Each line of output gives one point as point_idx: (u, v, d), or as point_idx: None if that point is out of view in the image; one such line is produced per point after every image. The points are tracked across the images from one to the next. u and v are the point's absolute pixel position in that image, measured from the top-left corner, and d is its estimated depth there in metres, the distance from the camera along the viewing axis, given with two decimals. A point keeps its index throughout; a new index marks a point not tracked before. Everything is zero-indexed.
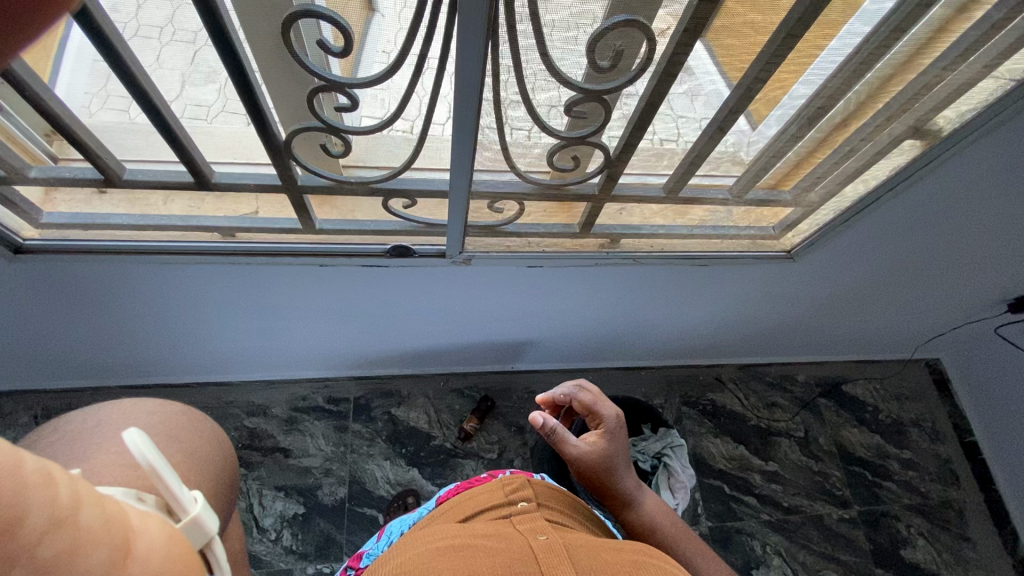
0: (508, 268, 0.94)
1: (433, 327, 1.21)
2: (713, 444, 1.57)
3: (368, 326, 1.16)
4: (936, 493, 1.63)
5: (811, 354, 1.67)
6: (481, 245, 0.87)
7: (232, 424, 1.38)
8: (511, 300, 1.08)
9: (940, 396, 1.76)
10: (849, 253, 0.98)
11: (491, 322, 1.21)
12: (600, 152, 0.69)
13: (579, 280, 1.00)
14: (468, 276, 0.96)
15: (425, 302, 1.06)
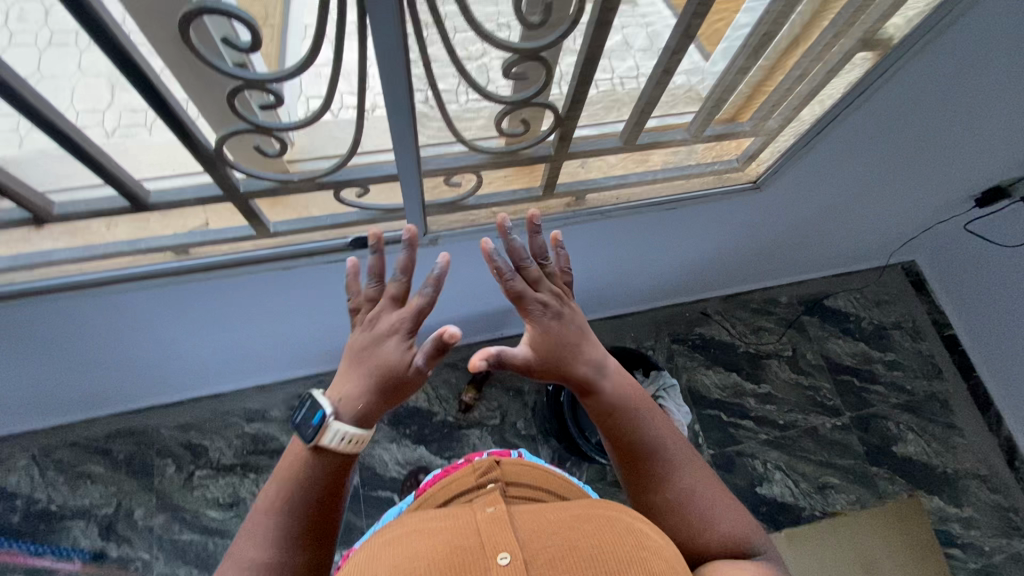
0: (475, 242, 0.92)
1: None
2: (706, 375, 1.61)
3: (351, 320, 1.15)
4: (921, 388, 1.70)
5: (791, 274, 1.69)
6: (445, 223, 0.85)
7: (233, 433, 1.38)
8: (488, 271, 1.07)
9: (918, 296, 1.81)
10: (814, 174, 0.97)
11: (473, 294, 1.20)
12: (549, 112, 0.66)
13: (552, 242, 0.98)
14: (439, 255, 0.94)
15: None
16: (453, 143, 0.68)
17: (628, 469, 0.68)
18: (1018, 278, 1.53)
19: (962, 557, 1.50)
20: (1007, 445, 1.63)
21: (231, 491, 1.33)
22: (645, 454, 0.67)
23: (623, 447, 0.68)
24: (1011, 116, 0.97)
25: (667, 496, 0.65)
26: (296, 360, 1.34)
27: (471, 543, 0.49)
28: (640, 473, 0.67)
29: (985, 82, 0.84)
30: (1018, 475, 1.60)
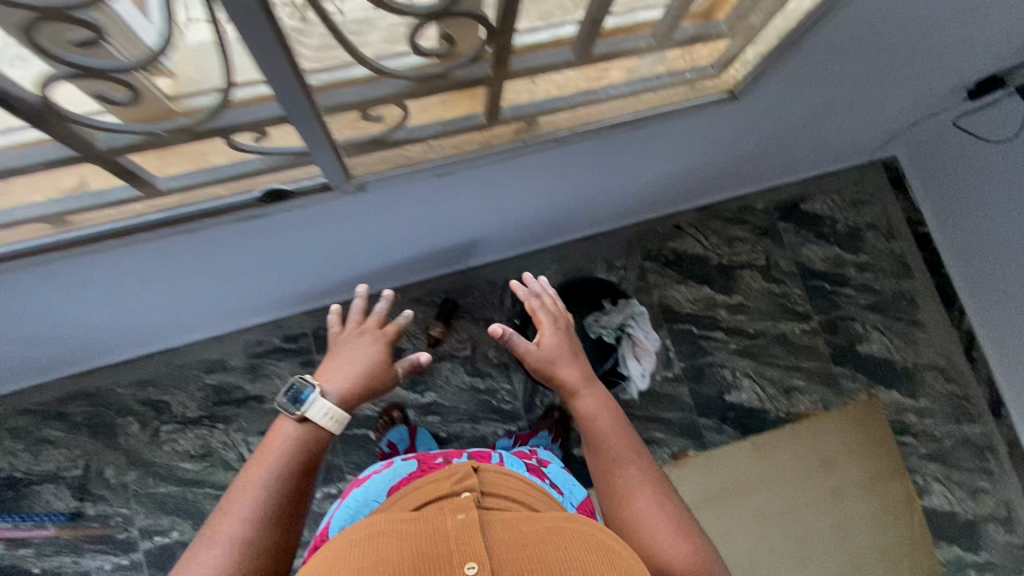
0: (410, 185, 0.78)
1: (366, 254, 1.10)
2: (679, 291, 1.58)
3: (297, 270, 1.06)
4: (890, 287, 1.71)
5: (769, 180, 1.62)
6: (373, 165, 0.72)
7: (194, 386, 1.33)
8: (437, 212, 0.96)
9: (896, 195, 1.76)
10: (798, 78, 0.86)
11: (427, 236, 1.09)
12: (478, 27, 0.54)
13: (503, 174, 0.86)
14: (374, 200, 0.81)
15: (339, 234, 0.92)
16: (354, 66, 0.55)
17: (610, 474, 0.74)
18: (996, 173, 1.48)
19: (912, 443, 1.61)
20: (966, 337, 1.69)
21: (202, 443, 1.31)
22: (628, 462, 0.74)
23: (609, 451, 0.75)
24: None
25: (641, 503, 0.70)
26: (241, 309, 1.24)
27: (431, 551, 0.46)
28: (619, 477, 0.73)
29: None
30: (973, 364, 1.68)
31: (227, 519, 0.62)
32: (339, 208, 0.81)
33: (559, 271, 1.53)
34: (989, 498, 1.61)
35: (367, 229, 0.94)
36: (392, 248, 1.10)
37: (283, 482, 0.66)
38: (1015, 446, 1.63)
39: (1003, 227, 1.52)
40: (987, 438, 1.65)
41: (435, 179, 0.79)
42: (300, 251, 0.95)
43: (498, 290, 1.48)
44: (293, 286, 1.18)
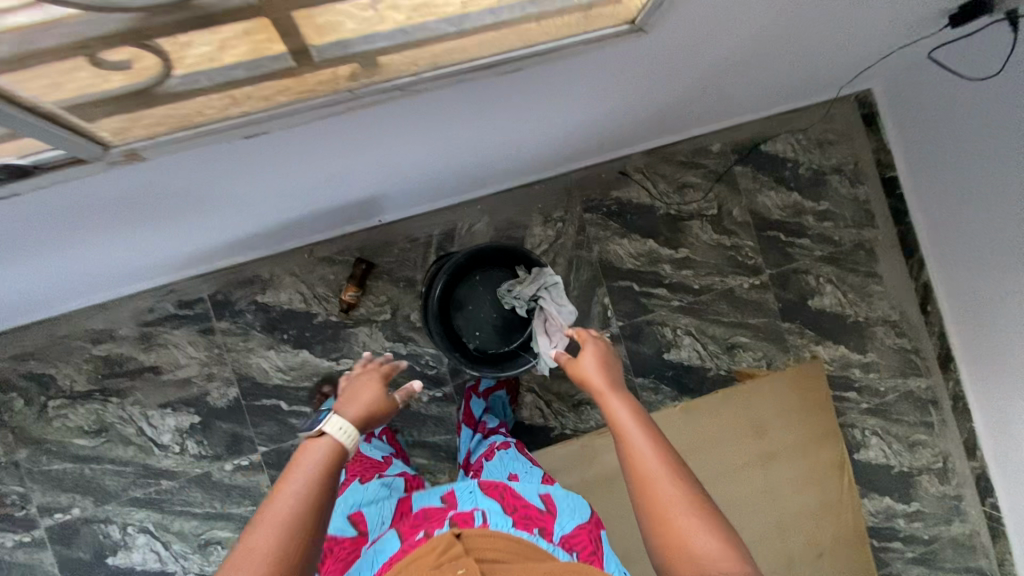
0: (223, 147, 0.62)
1: (234, 218, 0.94)
2: (620, 245, 1.46)
3: (148, 237, 0.90)
4: (850, 238, 1.60)
5: (726, 117, 1.44)
6: (144, 128, 0.55)
7: (80, 358, 1.22)
8: (296, 176, 0.80)
9: (866, 134, 1.61)
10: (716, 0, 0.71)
11: (303, 195, 0.93)
12: None
13: (345, 130, 0.68)
14: (189, 167, 0.65)
15: (172, 201, 0.76)
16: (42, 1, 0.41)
17: (645, 479, 0.72)
18: (972, 107, 1.35)
19: (854, 399, 1.58)
20: (924, 290, 1.61)
21: (96, 418, 1.22)
22: (666, 476, 0.72)
23: (647, 466, 0.73)
24: None
25: (681, 518, 0.69)
26: (108, 279, 1.08)
27: None
28: (660, 493, 0.71)
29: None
30: (927, 318, 1.62)
31: (271, 523, 0.63)
32: (146, 177, 0.65)
33: (489, 224, 1.38)
34: (923, 449, 1.62)
35: (209, 195, 0.78)
36: (263, 209, 0.94)
37: (321, 490, 0.67)
38: (956, 398, 1.62)
39: (980, 169, 1.39)
40: (931, 392, 1.63)
41: (257, 141, 0.63)
42: (130, 221, 0.79)
43: (419, 247, 1.34)
44: (161, 253, 1.02)
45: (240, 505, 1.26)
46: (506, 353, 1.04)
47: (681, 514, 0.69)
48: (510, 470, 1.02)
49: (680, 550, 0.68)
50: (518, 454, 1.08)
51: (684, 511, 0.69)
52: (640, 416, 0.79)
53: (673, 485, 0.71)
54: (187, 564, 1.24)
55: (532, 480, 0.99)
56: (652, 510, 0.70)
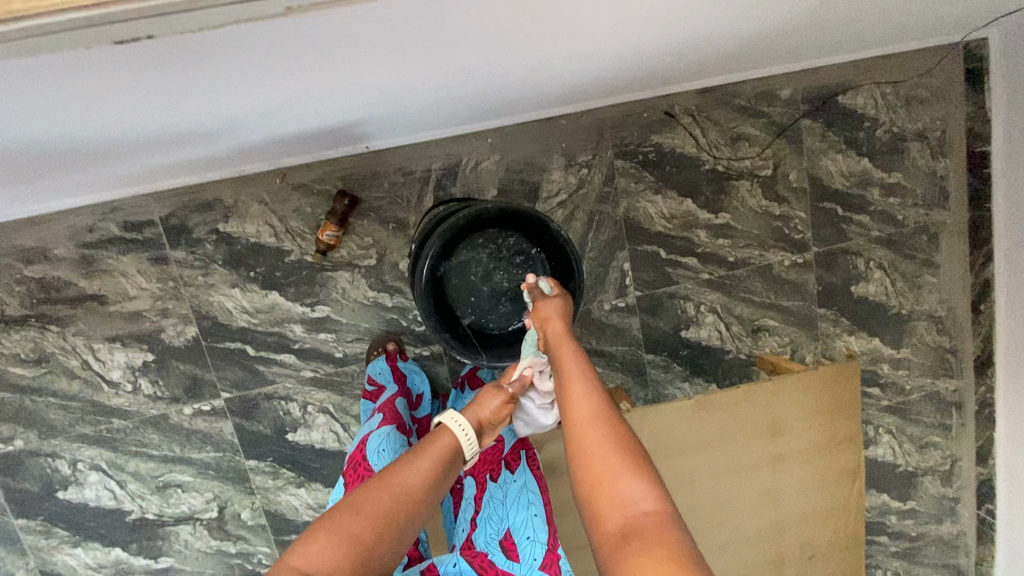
0: (83, 53, 0.37)
1: (160, 134, 0.69)
2: (652, 203, 1.24)
3: (42, 148, 0.66)
4: (915, 219, 1.38)
5: (806, 57, 1.17)
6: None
7: (9, 278, 1.04)
8: (234, 92, 0.55)
9: (967, 95, 1.33)
10: None
11: (256, 116, 0.69)
12: None
13: (285, 43, 0.43)
14: (37, 73, 0.40)
15: (37, 113, 0.51)
16: None
17: (575, 426, 0.67)
18: None
19: (875, 395, 1.46)
20: (981, 287, 1.42)
21: (33, 346, 1.07)
22: (600, 418, 0.67)
23: (578, 411, 0.68)
24: None
25: (611, 465, 0.62)
26: (10, 190, 0.84)
27: None
28: (589, 439, 0.65)
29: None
30: (976, 317, 1.45)
31: (384, 487, 0.62)
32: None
33: (500, 162, 1.15)
34: (935, 451, 1.52)
35: (98, 108, 0.53)
36: (203, 127, 0.69)
37: (436, 487, 0.66)
38: (984, 406, 1.49)
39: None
40: (957, 395, 1.50)
41: (144, 45, 0.37)
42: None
43: (415, 183, 1.13)
44: (73, 165, 0.78)
45: (200, 451, 1.16)
46: (505, 336, 0.93)
47: (617, 466, 0.62)
48: (506, 528, 0.82)
49: (613, 510, 0.59)
50: (521, 494, 0.86)
51: (615, 460, 0.62)
52: (584, 360, 0.73)
53: (603, 434, 0.65)
54: (144, 504, 1.15)
55: (533, 558, 0.80)
56: (579, 460, 0.65)
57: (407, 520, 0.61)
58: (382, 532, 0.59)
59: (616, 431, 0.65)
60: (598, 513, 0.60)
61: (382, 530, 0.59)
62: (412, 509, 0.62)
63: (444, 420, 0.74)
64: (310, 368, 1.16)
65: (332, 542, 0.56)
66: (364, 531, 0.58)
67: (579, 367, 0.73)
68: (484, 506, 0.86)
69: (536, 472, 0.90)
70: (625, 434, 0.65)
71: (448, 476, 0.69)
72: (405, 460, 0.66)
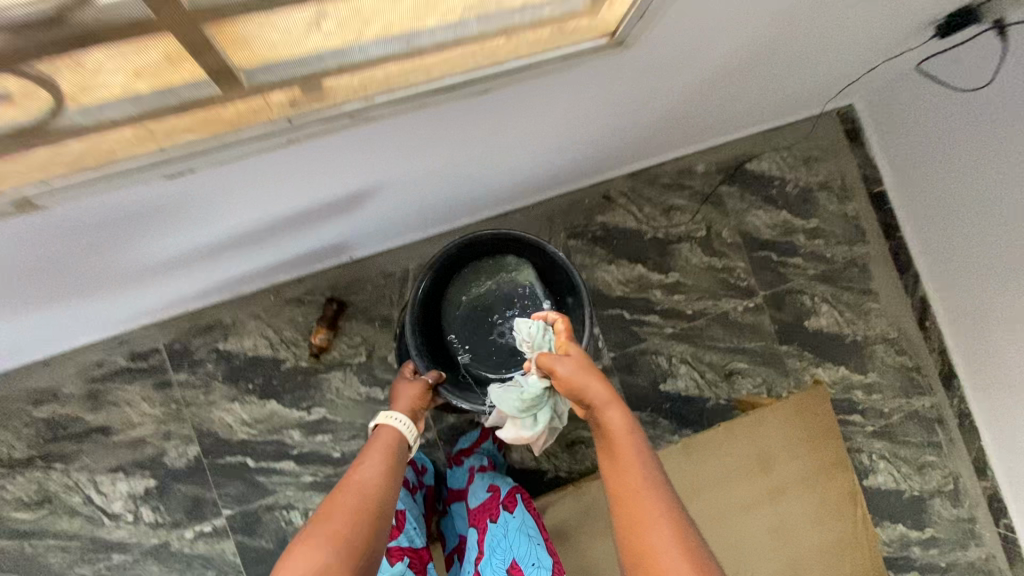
0: (151, 175, 0.53)
1: (172, 265, 0.86)
2: (609, 271, 1.39)
3: (82, 280, 0.80)
4: (842, 255, 1.56)
5: (709, 137, 1.41)
6: (35, 170, 0.49)
7: (19, 422, 1.10)
8: (247, 206, 0.72)
9: (852, 150, 1.58)
10: (693, 19, 0.65)
11: (261, 233, 0.85)
12: None
13: (287, 158, 0.61)
14: (110, 197, 0.56)
15: (98, 240, 0.67)
16: None
17: (630, 512, 0.70)
18: (956, 119, 1.34)
19: (858, 421, 1.51)
20: (921, 305, 1.56)
21: (38, 487, 1.09)
22: (648, 497, 0.70)
23: (627, 486, 0.72)
24: None
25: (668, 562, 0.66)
26: (49, 326, 0.97)
27: None
28: (647, 532, 0.68)
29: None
30: (926, 334, 1.56)
31: (347, 489, 0.73)
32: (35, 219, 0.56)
33: None
34: (934, 471, 1.54)
35: (144, 232, 0.69)
36: (221, 246, 0.85)
37: (389, 473, 0.78)
38: (964, 417, 1.54)
39: (977, 178, 1.34)
40: (935, 410, 1.56)
41: (188, 166, 0.54)
42: (36, 267, 0.69)
43: (395, 283, 1.26)
44: (107, 297, 0.92)
45: None
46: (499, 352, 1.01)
47: (662, 549, 0.67)
48: (510, 558, 0.92)
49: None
50: (520, 530, 0.94)
51: (669, 552, 0.66)
52: (634, 442, 0.75)
53: (651, 515, 0.69)
54: None
55: None
56: (628, 530, 0.70)
57: (375, 502, 0.73)
58: (357, 522, 0.69)
59: (665, 513, 0.69)
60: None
61: (357, 519, 0.69)
62: (376, 494, 0.73)
63: (380, 422, 0.87)
64: (309, 472, 1.18)
65: (318, 547, 0.66)
66: (342, 526, 0.68)
67: (630, 449, 0.74)
68: (487, 544, 0.95)
69: (533, 510, 0.97)
70: (674, 517, 0.69)
71: (398, 465, 0.80)
72: (356, 466, 0.78)
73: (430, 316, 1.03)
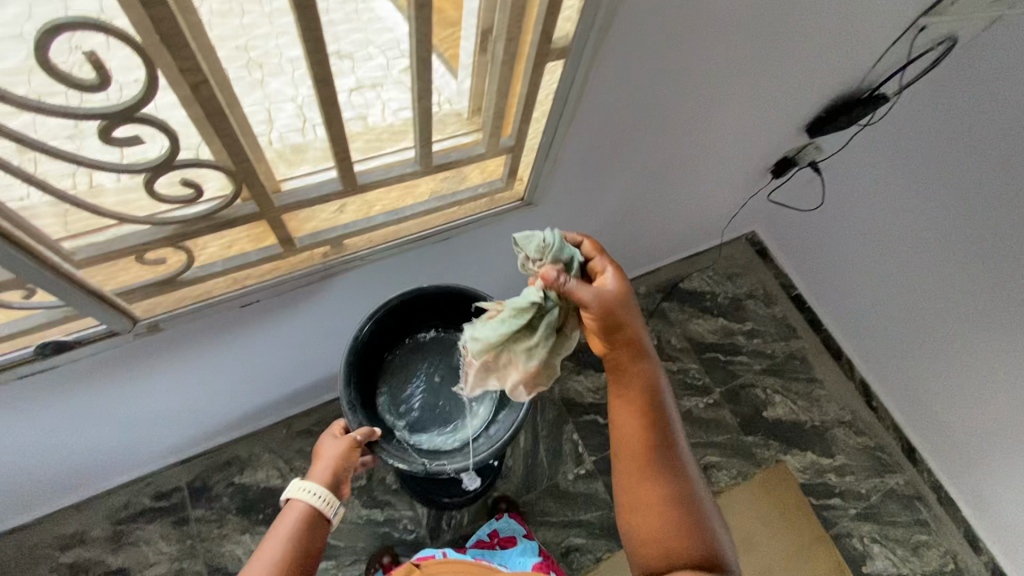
0: (229, 314, 0.79)
1: (221, 406, 1.07)
2: (578, 381, 1.60)
3: (144, 421, 0.99)
4: (781, 349, 1.79)
5: (642, 265, 1.75)
6: (164, 305, 0.72)
7: (44, 569, 1.18)
8: (284, 345, 0.96)
9: (765, 263, 1.91)
10: (580, 182, 0.99)
11: (290, 375, 1.08)
12: (216, 172, 0.61)
13: (317, 298, 0.87)
14: (195, 335, 0.81)
15: (173, 380, 0.90)
16: (121, 224, 0.61)
17: (635, 457, 0.72)
18: (823, 236, 1.64)
19: (839, 505, 1.58)
20: (863, 387, 1.72)
21: None
22: (671, 459, 0.72)
23: (653, 442, 0.72)
24: (751, 103, 1.03)
25: (665, 511, 0.70)
26: (100, 467, 1.14)
27: None
28: (649, 479, 0.71)
29: (724, 46, 0.82)
30: (876, 413, 1.70)
31: None
32: (148, 356, 0.80)
33: None
34: (930, 551, 1.55)
35: (206, 373, 0.92)
36: (258, 388, 1.06)
37: (298, 561, 0.73)
38: (939, 490, 1.59)
39: (861, 287, 1.59)
40: (912, 487, 1.62)
41: (254, 306, 0.81)
42: (123, 405, 0.90)
43: None
44: (155, 441, 1.09)
45: None
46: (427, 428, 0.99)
47: (676, 510, 0.70)
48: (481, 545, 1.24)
49: (657, 539, 0.69)
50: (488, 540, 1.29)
51: (668, 501, 0.70)
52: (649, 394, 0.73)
53: (673, 478, 0.71)
54: None
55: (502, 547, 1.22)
56: (642, 478, 0.71)
57: None
58: None
59: (682, 478, 0.72)
60: (642, 530, 0.70)
61: None
62: None
63: (290, 496, 0.79)
64: None
65: None
66: None
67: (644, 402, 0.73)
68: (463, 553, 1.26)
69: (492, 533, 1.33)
70: (689, 480, 0.73)
71: (309, 550, 0.76)
72: (261, 551, 0.73)
73: (367, 371, 0.99)
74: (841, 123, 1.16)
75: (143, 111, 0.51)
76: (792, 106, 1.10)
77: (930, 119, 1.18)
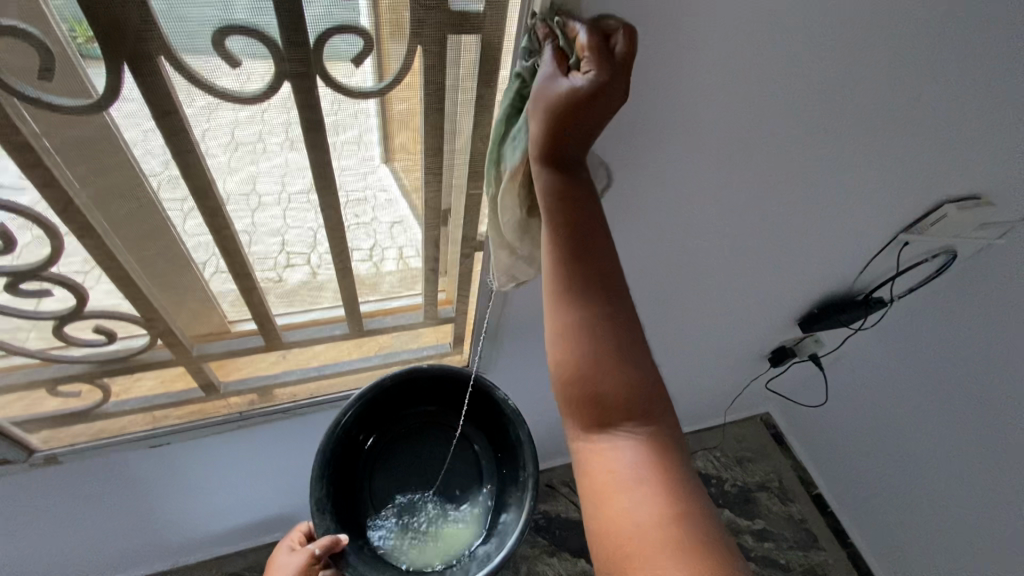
0: (134, 452, 0.77)
1: (130, 546, 0.99)
2: (550, 565, 1.39)
3: (36, 559, 0.90)
4: (798, 561, 1.47)
5: None
6: (66, 436, 0.72)
7: None
8: (200, 490, 0.91)
9: (782, 452, 1.65)
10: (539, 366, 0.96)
11: (209, 516, 1.00)
12: (132, 322, 0.64)
13: (236, 447, 0.85)
14: (95, 471, 0.77)
15: (70, 517, 0.84)
16: (29, 359, 0.62)
17: (566, 306, 0.51)
18: (837, 435, 1.47)
19: None
20: None
21: None
22: (601, 273, 0.52)
23: (567, 250, 0.51)
24: (725, 295, 1.00)
25: (600, 387, 0.49)
26: None
27: None
28: (581, 349, 0.50)
29: (673, 250, 0.82)
30: None
31: None
32: (41, 493, 0.77)
33: None
34: None
35: (107, 511, 0.86)
36: (171, 528, 0.98)
37: None
38: None
39: (886, 499, 1.37)
40: None
41: (163, 448, 0.79)
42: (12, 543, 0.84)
43: None
44: None
45: None
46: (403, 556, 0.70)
47: (624, 389, 0.49)
48: None
49: (583, 393, 0.50)
50: None
51: (604, 382, 0.49)
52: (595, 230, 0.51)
53: (595, 308, 0.51)
54: None
55: None
56: (558, 307, 0.51)
57: None
58: None
59: (619, 305, 0.52)
60: (560, 371, 0.52)
61: None
62: None
63: None
64: None
65: None
66: None
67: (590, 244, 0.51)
68: None
69: None
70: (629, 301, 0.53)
71: None
72: None
73: (349, 452, 0.72)
74: (828, 321, 1.13)
75: (52, 270, 0.55)
76: (770, 302, 1.07)
77: (939, 325, 1.12)
